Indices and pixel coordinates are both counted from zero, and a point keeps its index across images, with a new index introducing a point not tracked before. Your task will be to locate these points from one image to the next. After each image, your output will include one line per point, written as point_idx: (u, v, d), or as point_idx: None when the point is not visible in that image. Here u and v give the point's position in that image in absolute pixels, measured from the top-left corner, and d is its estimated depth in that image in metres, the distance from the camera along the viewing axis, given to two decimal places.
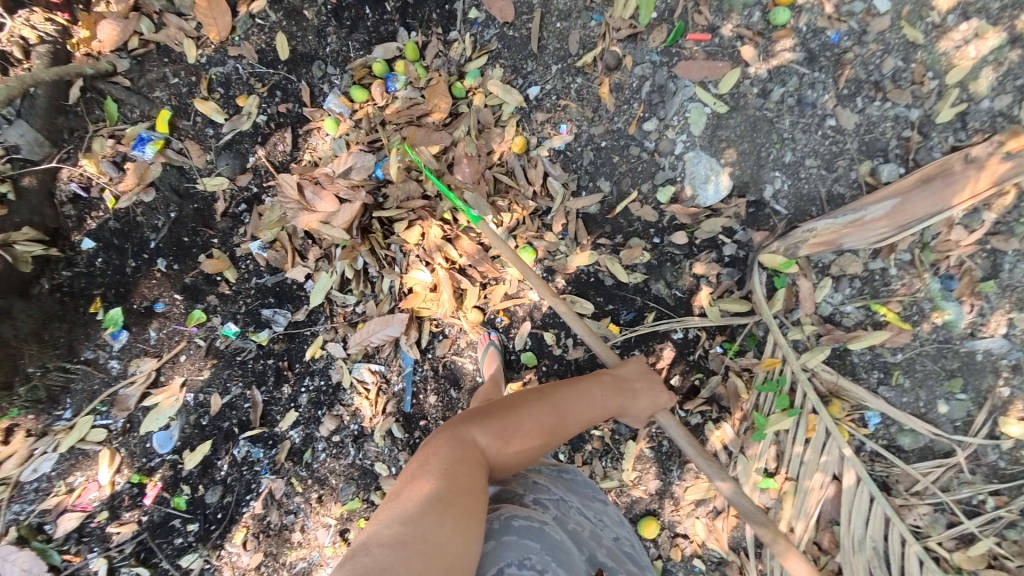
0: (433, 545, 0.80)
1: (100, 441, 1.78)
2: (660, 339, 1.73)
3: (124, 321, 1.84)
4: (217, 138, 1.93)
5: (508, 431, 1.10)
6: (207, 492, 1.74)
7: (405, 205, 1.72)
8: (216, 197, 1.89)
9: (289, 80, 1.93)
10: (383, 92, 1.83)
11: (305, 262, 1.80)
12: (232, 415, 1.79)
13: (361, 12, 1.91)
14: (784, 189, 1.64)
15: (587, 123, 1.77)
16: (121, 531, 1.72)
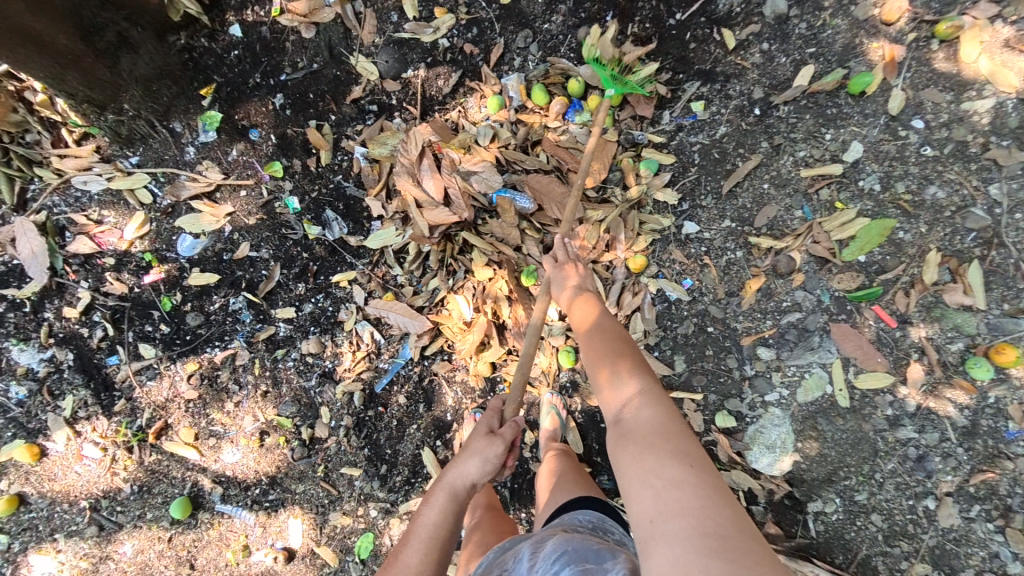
0: None
1: (144, 205, 1.77)
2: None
3: (219, 126, 1.79)
4: (395, 28, 1.77)
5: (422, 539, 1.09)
6: (191, 314, 1.72)
7: (495, 243, 1.63)
8: (357, 80, 1.80)
9: (492, 27, 1.74)
10: (560, 112, 1.69)
11: (386, 203, 1.73)
12: (248, 270, 1.75)
13: (600, 18, 1.70)
14: (831, 516, 1.41)
15: (713, 298, 1.55)
16: (114, 285, 1.73)
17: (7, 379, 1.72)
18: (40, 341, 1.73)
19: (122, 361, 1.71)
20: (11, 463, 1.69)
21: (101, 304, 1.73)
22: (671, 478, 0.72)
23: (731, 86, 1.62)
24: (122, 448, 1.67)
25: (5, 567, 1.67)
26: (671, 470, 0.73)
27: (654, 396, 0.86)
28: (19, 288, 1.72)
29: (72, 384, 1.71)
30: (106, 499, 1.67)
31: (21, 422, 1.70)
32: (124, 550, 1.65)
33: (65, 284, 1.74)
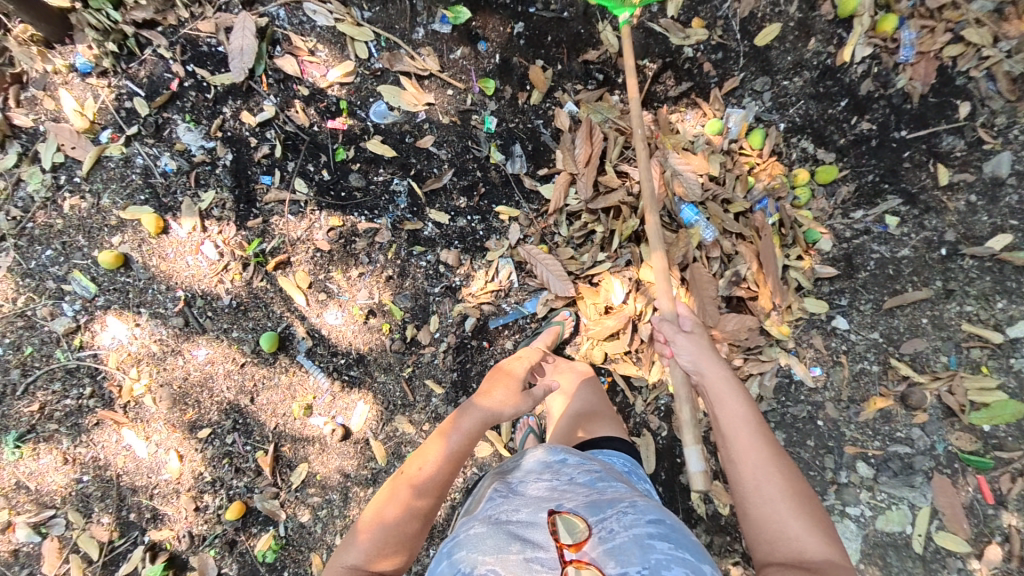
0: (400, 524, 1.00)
1: (357, 59, 1.72)
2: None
3: (457, 25, 1.69)
4: (651, 16, 1.62)
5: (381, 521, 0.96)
6: (355, 174, 1.70)
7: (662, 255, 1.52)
8: (596, 45, 1.65)
9: (737, 61, 1.59)
10: (773, 163, 1.53)
11: (573, 158, 1.58)
12: (421, 161, 1.70)
13: (835, 99, 1.55)
14: None
15: (834, 398, 1.50)
16: (298, 115, 1.73)
17: (163, 149, 1.76)
18: (207, 129, 1.75)
19: (273, 184, 1.72)
20: (133, 225, 1.75)
21: (278, 125, 1.73)
22: None
23: (929, 217, 1.47)
24: (238, 261, 1.71)
25: (81, 314, 1.75)
26: None
27: (807, 525, 0.86)
28: (211, 74, 1.76)
29: (219, 182, 1.74)
30: (202, 300, 1.71)
31: (157, 193, 1.75)
32: (198, 354, 1.69)
33: (254, 90, 1.74)
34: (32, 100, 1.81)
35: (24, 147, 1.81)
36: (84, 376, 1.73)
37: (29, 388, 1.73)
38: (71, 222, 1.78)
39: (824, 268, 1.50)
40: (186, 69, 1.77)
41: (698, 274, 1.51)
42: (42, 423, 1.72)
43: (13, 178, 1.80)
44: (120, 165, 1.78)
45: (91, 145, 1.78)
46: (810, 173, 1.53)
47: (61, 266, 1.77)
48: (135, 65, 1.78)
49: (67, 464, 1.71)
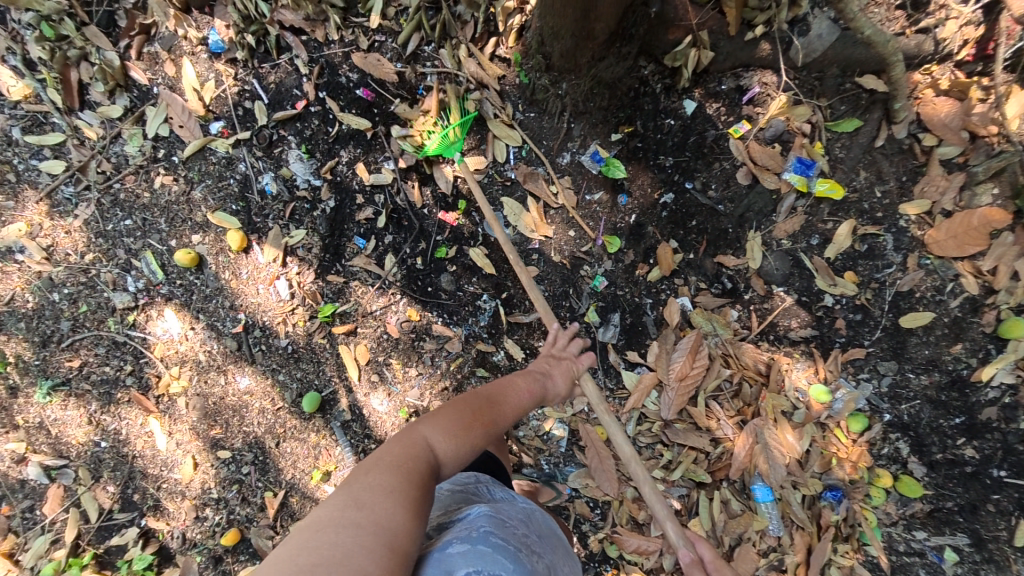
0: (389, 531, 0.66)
1: (493, 159, 1.64)
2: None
3: (607, 174, 1.58)
4: (807, 248, 1.51)
5: (402, 471, 0.76)
6: (448, 276, 1.65)
7: (714, 502, 1.50)
8: (738, 251, 1.54)
9: (873, 331, 1.48)
10: (865, 454, 1.46)
11: (667, 366, 1.53)
12: (517, 289, 1.64)
13: (950, 413, 1.42)
14: None
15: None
16: (415, 191, 1.64)
17: (269, 166, 1.68)
18: (319, 166, 1.66)
19: (365, 249, 1.67)
20: (218, 230, 1.71)
21: (392, 194, 1.65)
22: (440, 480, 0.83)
23: (987, 571, 1.38)
24: (306, 310, 1.68)
25: (143, 293, 1.75)
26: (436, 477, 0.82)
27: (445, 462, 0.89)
28: (342, 110, 1.64)
29: (314, 225, 1.67)
30: (260, 331, 1.70)
31: (251, 209, 1.69)
32: (240, 381, 1.71)
33: (378, 146, 1.64)
34: (152, 56, 1.72)
35: (132, 103, 1.73)
36: (128, 353, 1.76)
37: (75, 343, 1.76)
38: (159, 200, 1.74)
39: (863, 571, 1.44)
40: (319, 94, 1.65)
41: (743, 549, 1.46)
42: (78, 379, 1.77)
43: (114, 131, 1.74)
44: (221, 163, 1.70)
45: (199, 132, 1.70)
46: (892, 477, 1.45)
47: (138, 239, 1.75)
48: (268, 66, 1.67)
49: (89, 424, 1.77)
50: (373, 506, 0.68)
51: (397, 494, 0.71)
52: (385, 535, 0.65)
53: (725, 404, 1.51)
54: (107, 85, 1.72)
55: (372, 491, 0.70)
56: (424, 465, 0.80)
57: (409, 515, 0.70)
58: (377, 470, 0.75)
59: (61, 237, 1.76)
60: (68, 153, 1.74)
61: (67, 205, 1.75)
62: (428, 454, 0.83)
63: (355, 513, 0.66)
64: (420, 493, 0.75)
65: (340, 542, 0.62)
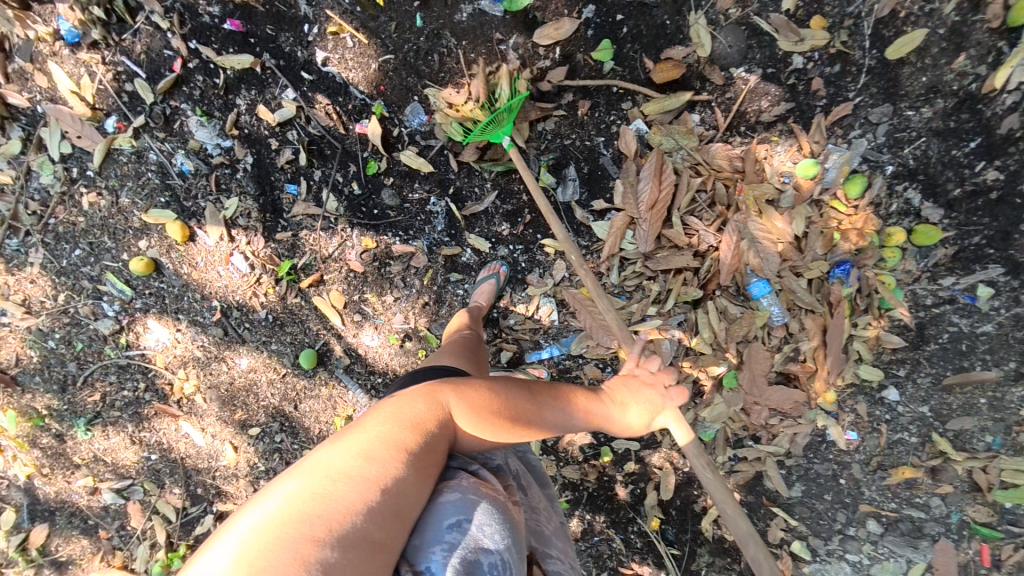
0: (391, 491, 0.67)
1: (383, 42, 1.45)
2: (656, 562, 1.68)
3: (512, 11, 1.39)
4: (759, 11, 1.29)
5: (410, 426, 0.75)
6: (389, 190, 1.55)
7: (718, 320, 1.44)
8: (682, 46, 1.35)
9: (857, 76, 1.28)
10: (873, 218, 1.33)
11: (635, 200, 1.42)
12: (462, 179, 1.54)
13: (964, 138, 1.23)
14: None
15: (863, 462, 1.47)
16: (323, 113, 1.51)
17: (176, 145, 1.59)
18: (222, 125, 1.55)
19: (300, 195, 1.58)
20: (159, 229, 1.68)
21: (302, 127, 1.53)
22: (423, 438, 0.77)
23: None
24: (270, 276, 1.66)
25: (122, 314, 1.78)
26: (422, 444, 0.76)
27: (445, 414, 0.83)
28: (219, 54, 1.49)
29: (242, 189, 1.60)
30: (238, 311, 1.71)
31: (178, 195, 1.63)
32: (240, 362, 1.75)
33: (269, 79, 1.50)
34: (21, 74, 1.61)
35: (27, 132, 1.67)
36: (135, 372, 1.82)
37: (88, 378, 1.83)
38: (94, 221, 1.71)
39: (889, 337, 1.38)
40: (190, 46, 1.50)
41: (754, 355, 1.43)
42: (105, 410, 1.85)
43: (25, 167, 1.70)
44: (133, 160, 1.63)
45: (99, 135, 1.62)
46: (907, 232, 1.32)
47: (93, 265, 1.75)
48: (128, 37, 1.52)
49: (135, 444, 1.88)
50: (379, 461, 0.69)
51: (400, 452, 0.71)
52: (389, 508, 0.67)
53: (704, 218, 1.40)
54: None
55: (378, 447, 0.71)
56: (442, 435, 0.79)
57: (419, 492, 0.71)
58: (381, 424, 0.74)
59: (30, 288, 1.79)
60: None
61: (19, 256, 1.76)
62: (445, 416, 0.80)
63: (365, 473, 0.67)
64: (432, 467, 0.75)
65: (340, 494, 0.63)
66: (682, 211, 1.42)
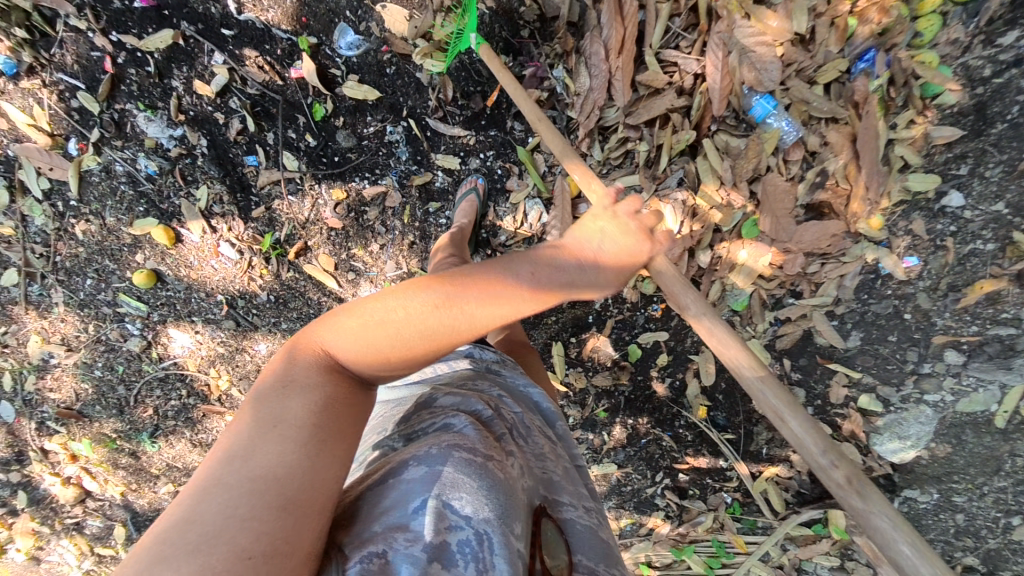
0: (292, 471, 0.56)
1: None
2: (712, 451, 1.73)
3: None
4: None
5: (314, 396, 0.63)
6: (342, 131, 1.48)
7: (725, 165, 1.35)
8: None
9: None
10: None
11: (608, 57, 1.33)
12: (413, 97, 1.44)
13: None
14: (920, 504, 1.44)
15: (930, 288, 1.32)
16: (258, 70, 1.44)
17: (137, 148, 1.57)
18: (168, 115, 1.52)
19: (261, 164, 1.54)
20: (148, 239, 1.70)
21: (238, 90, 1.47)
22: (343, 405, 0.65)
23: None
24: (260, 257, 1.66)
25: (145, 330, 1.84)
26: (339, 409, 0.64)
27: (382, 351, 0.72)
28: (140, 38, 1.44)
29: (207, 174, 1.58)
30: (243, 299, 1.73)
31: (154, 200, 1.63)
32: (259, 348, 1.78)
33: (195, 49, 1.44)
34: None
35: (7, 179, 1.65)
36: (176, 382, 1.91)
37: (138, 397, 1.94)
38: (92, 247, 1.73)
39: (942, 131, 1.24)
40: (112, 39, 1.45)
41: (771, 189, 1.33)
42: (162, 422, 1.97)
43: (18, 215, 1.71)
44: (105, 177, 1.63)
45: (67, 160, 1.61)
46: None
47: (106, 290, 1.79)
48: (57, 50, 1.48)
49: (197, 447, 2.00)
50: (278, 441, 0.58)
51: (306, 427, 0.60)
52: (281, 485, 0.55)
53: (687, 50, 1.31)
54: None
55: (281, 428, 0.59)
56: (345, 391, 0.66)
57: (332, 464, 0.59)
58: (283, 401, 0.62)
59: (64, 326, 1.86)
60: (9, 259, 1.77)
61: (45, 299, 1.82)
62: (331, 366, 0.66)
63: (245, 468, 0.55)
64: (341, 424, 0.63)
65: (233, 491, 0.53)
66: (659, 49, 1.34)
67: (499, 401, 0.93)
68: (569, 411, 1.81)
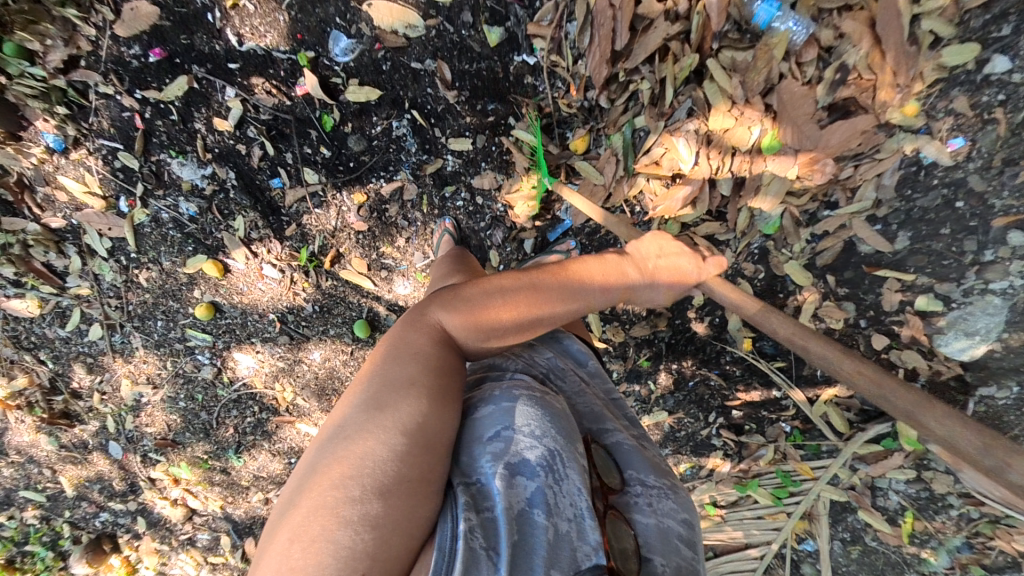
0: (419, 426, 0.72)
1: None
2: (764, 383, 1.74)
3: None
4: None
5: (415, 367, 0.78)
6: (352, 136, 1.57)
7: (734, 83, 1.29)
8: None
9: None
10: None
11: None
12: (412, 88, 1.50)
13: None
14: (999, 400, 1.49)
15: (983, 168, 1.35)
16: (269, 95, 1.54)
17: (175, 194, 1.72)
18: (198, 156, 1.65)
19: (285, 185, 1.66)
20: (201, 275, 1.85)
21: (253, 117, 1.57)
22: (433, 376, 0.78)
23: None
24: (299, 272, 1.78)
25: (214, 358, 2.01)
26: (430, 377, 0.78)
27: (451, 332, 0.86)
28: (161, 90, 1.55)
29: (240, 205, 1.71)
30: (292, 314, 1.86)
31: (199, 238, 1.78)
32: (314, 356, 1.92)
33: (209, 88, 1.54)
34: (43, 198, 1.78)
35: (78, 245, 1.85)
36: (249, 400, 2.08)
37: (219, 420, 2.14)
38: (157, 292, 1.90)
39: None
40: (137, 97, 1.57)
41: (786, 99, 1.28)
42: (243, 438, 2.16)
43: (93, 274, 1.90)
44: (154, 227, 1.78)
45: (120, 218, 1.78)
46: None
47: (175, 328, 1.97)
48: (94, 118, 1.62)
49: (276, 456, 2.18)
50: (402, 406, 0.73)
51: (416, 394, 0.75)
52: (404, 429, 0.70)
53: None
54: (53, 249, 1.86)
55: (393, 396, 0.74)
56: (443, 355, 0.82)
57: (445, 413, 0.76)
58: (388, 371, 0.77)
59: (145, 367, 2.06)
60: (92, 316, 1.98)
61: (126, 346, 2.02)
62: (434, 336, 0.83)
63: (373, 410, 0.72)
64: (442, 384, 0.78)
65: (378, 447, 0.68)
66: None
67: (534, 353, 1.08)
68: (613, 366, 1.85)
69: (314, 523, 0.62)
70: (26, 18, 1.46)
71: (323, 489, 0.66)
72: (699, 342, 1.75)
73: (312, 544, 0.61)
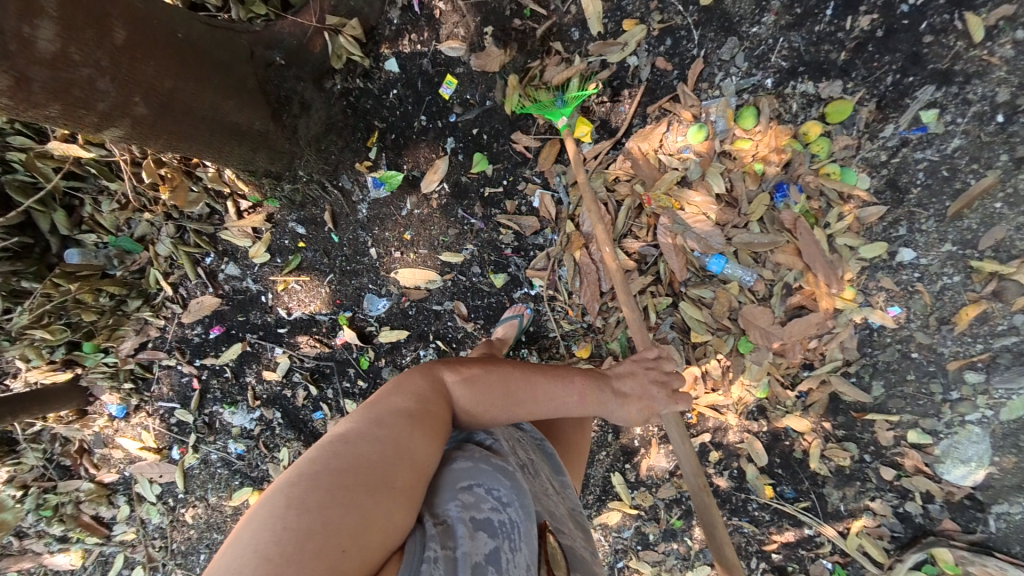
0: (405, 446, 0.77)
1: (317, 270, 1.71)
2: (793, 523, 1.83)
3: (397, 186, 1.64)
4: (578, 49, 1.56)
5: (415, 395, 0.87)
6: (386, 368, 1.78)
7: (706, 305, 1.63)
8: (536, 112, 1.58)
9: (690, 36, 1.51)
10: (776, 135, 1.52)
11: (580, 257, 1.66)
12: (434, 323, 1.74)
13: (817, 17, 1.46)
14: (1015, 515, 1.64)
15: (923, 326, 1.60)
16: (312, 347, 1.78)
17: (225, 437, 1.88)
18: (248, 403, 1.84)
19: (327, 415, 1.83)
20: (246, 505, 1.93)
21: (298, 365, 1.80)
22: (426, 407, 0.86)
23: (970, 90, 1.42)
24: None
25: None
26: (418, 403, 0.86)
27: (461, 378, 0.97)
28: (217, 356, 1.79)
29: (286, 438, 1.86)
30: None
31: (245, 472, 1.90)
32: None
33: (260, 349, 1.78)
34: (101, 458, 1.92)
35: (129, 494, 1.96)
36: None
37: None
38: (203, 527, 1.96)
39: (868, 212, 1.54)
40: (196, 364, 1.80)
41: (750, 312, 1.61)
42: None
43: (140, 519, 1.97)
44: (204, 468, 1.91)
45: (172, 464, 1.91)
46: (821, 120, 1.50)
47: None
48: (156, 386, 1.83)
49: None
50: (397, 425, 0.79)
51: (414, 418, 0.82)
52: (398, 454, 0.76)
53: (641, 235, 1.62)
54: (105, 502, 1.95)
55: (394, 416, 0.81)
56: (438, 396, 0.91)
57: (429, 444, 0.81)
58: (394, 395, 0.86)
59: None
60: (137, 558, 2.01)
61: None
62: (433, 380, 0.93)
63: (370, 428, 0.77)
64: (434, 418, 0.86)
65: (369, 453, 0.74)
66: (618, 238, 1.65)
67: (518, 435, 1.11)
68: (648, 529, 1.89)
69: (327, 492, 0.67)
70: (110, 326, 1.70)
71: (301, 485, 0.67)
72: (726, 493, 1.86)
73: (293, 529, 0.62)
